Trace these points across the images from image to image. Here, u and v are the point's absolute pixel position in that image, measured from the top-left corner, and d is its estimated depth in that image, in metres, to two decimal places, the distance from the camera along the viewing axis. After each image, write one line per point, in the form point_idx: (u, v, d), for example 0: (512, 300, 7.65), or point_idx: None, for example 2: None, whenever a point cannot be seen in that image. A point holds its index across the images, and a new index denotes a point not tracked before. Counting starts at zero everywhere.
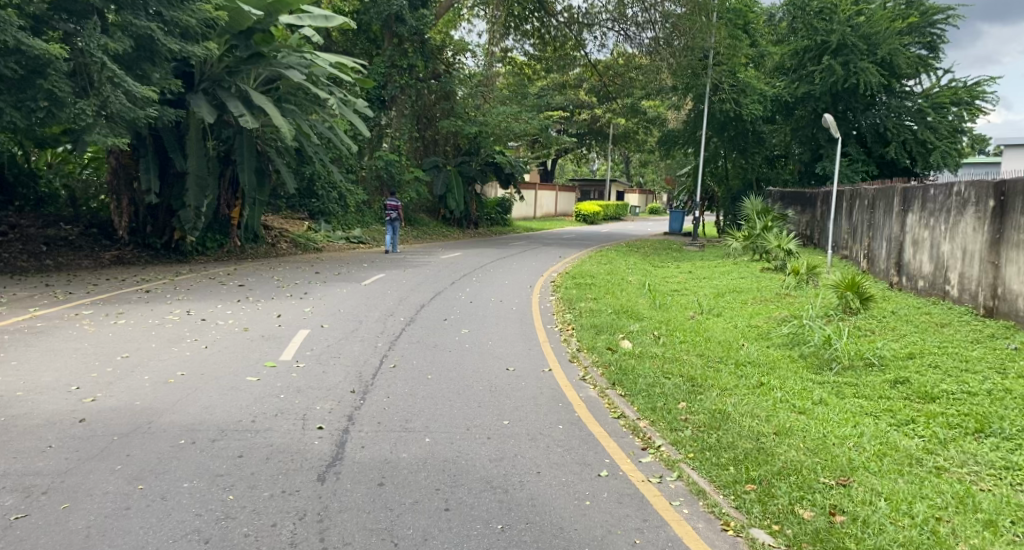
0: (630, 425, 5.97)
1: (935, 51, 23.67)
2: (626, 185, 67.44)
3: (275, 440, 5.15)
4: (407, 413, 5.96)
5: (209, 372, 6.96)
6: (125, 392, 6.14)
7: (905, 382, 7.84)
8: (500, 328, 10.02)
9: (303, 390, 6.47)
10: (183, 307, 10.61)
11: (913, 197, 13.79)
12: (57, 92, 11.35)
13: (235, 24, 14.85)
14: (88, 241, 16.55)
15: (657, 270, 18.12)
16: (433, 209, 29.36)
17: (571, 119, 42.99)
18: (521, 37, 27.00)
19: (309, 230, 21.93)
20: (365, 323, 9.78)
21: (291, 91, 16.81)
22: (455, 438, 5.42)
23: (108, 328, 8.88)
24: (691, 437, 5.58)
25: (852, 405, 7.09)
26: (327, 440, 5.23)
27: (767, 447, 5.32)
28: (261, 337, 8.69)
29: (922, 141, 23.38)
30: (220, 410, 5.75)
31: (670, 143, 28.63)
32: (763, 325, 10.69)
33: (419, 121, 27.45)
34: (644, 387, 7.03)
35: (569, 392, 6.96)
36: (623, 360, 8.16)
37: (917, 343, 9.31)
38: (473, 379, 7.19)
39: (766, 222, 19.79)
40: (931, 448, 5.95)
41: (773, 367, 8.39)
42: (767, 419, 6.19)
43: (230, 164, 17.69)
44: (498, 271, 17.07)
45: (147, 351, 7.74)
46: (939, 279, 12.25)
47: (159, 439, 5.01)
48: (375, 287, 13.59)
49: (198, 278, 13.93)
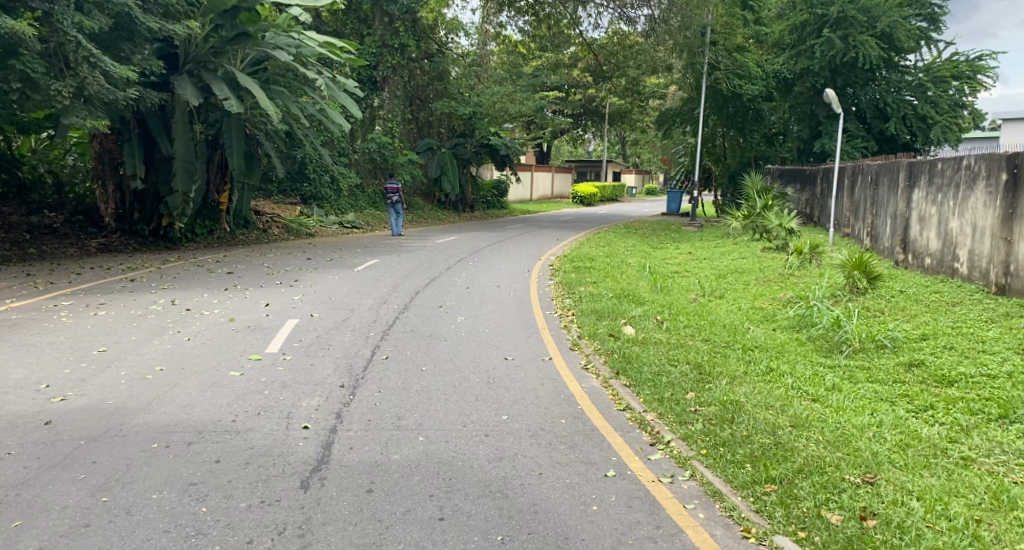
0: (637, 418, 5.60)
1: (935, 23, 23.15)
2: (621, 164, 66.88)
3: (256, 442, 4.78)
4: (400, 409, 5.61)
5: (189, 367, 6.58)
6: (98, 390, 5.75)
7: (920, 364, 7.51)
8: (497, 315, 9.66)
9: (288, 385, 6.09)
10: (168, 296, 10.18)
11: (919, 171, 13.39)
12: (30, 72, 10.89)
13: (219, 3, 14.02)
14: (73, 230, 16.11)
15: (657, 251, 17.73)
16: (427, 193, 28.78)
17: (565, 99, 42.38)
18: (514, 14, 26.11)
19: (301, 216, 21.49)
20: (356, 312, 9.40)
21: (279, 72, 16.40)
22: (450, 437, 5.06)
23: (87, 320, 8.48)
24: (703, 431, 5.22)
25: (866, 391, 6.76)
26: (312, 441, 4.86)
27: (784, 441, 4.98)
28: (247, 328, 8.30)
29: (922, 116, 22.96)
30: (199, 409, 5.37)
31: (669, 122, 28.10)
32: (767, 307, 10.36)
33: (411, 102, 27.23)
34: (650, 376, 6.67)
35: (571, 383, 6.61)
36: (626, 347, 7.79)
37: (929, 323, 8.96)
38: (469, 370, 6.84)
39: (766, 200, 19.40)
40: (954, 436, 5.61)
41: (781, 351, 8.05)
42: (780, 409, 5.85)
43: (218, 148, 17.24)
44: (494, 255, 16.67)
45: (126, 344, 7.34)
46: (947, 256, 11.90)
47: (130, 443, 4.62)
48: (368, 273, 13.20)
49: (185, 266, 13.50)
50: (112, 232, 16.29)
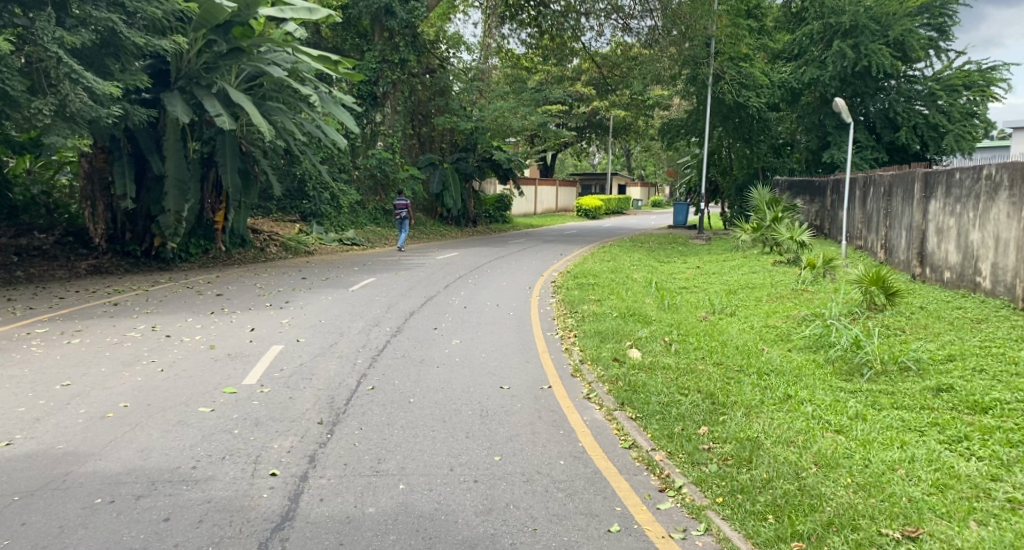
0: (644, 459, 5.04)
1: (944, 33, 22.56)
2: (627, 177, 66.57)
3: (214, 494, 4.30)
4: (380, 450, 5.08)
5: (157, 403, 6.06)
6: (51, 432, 5.29)
7: (949, 389, 6.92)
8: (496, 338, 9.14)
9: (262, 423, 5.57)
10: (149, 322, 9.69)
11: (936, 181, 12.82)
12: (9, 90, 10.53)
13: (210, 19, 13.60)
14: (63, 251, 15.66)
15: (663, 266, 17.20)
16: (430, 208, 28.30)
17: (570, 112, 41.98)
18: (517, 28, 26.57)
19: (300, 233, 21.00)
20: (347, 336, 8.87)
21: (275, 88, 16.00)
22: (435, 484, 4.54)
23: (58, 350, 8.01)
24: (718, 474, 4.66)
25: (892, 419, 6.19)
26: (277, 492, 4.35)
27: (810, 486, 4.42)
28: (227, 356, 7.79)
29: (933, 125, 22.40)
30: (158, 454, 4.88)
31: (672, 133, 27.45)
32: (781, 325, 9.81)
33: (413, 118, 26.71)
34: (658, 407, 6.12)
35: (571, 415, 6.08)
36: (632, 374, 7.24)
37: (955, 343, 8.38)
38: (461, 401, 6.31)
39: (776, 212, 18.83)
40: (997, 472, 5.01)
41: (799, 376, 7.47)
42: (801, 445, 5.27)
43: (212, 166, 16.82)
44: (495, 272, 16.14)
45: (93, 377, 6.85)
46: (968, 270, 11.33)
47: (70, 498, 4.18)
48: (363, 292, 12.70)
49: (175, 288, 13.05)
50: (103, 253, 15.81)
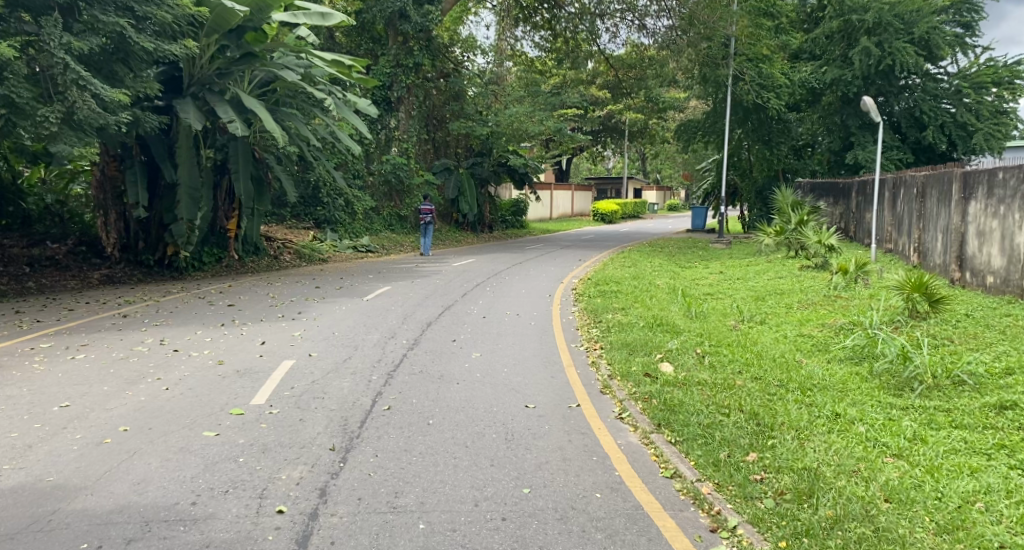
0: (691, 492, 4.54)
1: (971, 29, 21.88)
2: (642, 182, 65.81)
3: (214, 536, 3.86)
4: (398, 481, 4.61)
5: (159, 426, 5.63)
6: (42, 463, 4.87)
7: (1014, 406, 6.32)
8: (518, 351, 8.65)
9: (270, 450, 5.11)
10: (157, 335, 9.29)
11: (976, 182, 12.20)
12: (15, 97, 10.20)
13: (222, 23, 13.21)
14: (76, 261, 15.36)
15: (686, 271, 16.66)
16: (445, 214, 27.90)
17: (585, 116, 41.15)
18: (530, 29, 26.09)
19: (315, 240, 20.63)
20: (361, 350, 8.42)
21: (289, 94, 15.67)
22: (460, 522, 4.07)
23: (60, 366, 7.62)
24: (776, 512, 4.19)
25: (956, 441, 5.62)
26: (284, 534, 3.91)
27: (886, 530, 3.92)
28: (236, 372, 7.35)
29: (961, 124, 21.67)
30: (155, 487, 4.45)
31: (690, 135, 26.72)
32: (817, 335, 9.24)
33: (427, 122, 26.01)
34: (699, 430, 5.61)
35: (604, 439, 5.59)
36: (667, 391, 6.73)
37: (1011, 355, 7.76)
38: (485, 423, 5.84)
39: (801, 214, 18.22)
40: None
41: (845, 392, 6.91)
42: (865, 476, 4.74)
43: (225, 173, 16.48)
44: (513, 279, 15.69)
45: (94, 397, 6.44)
46: (1014, 274, 10.71)
47: (53, 544, 3.77)
48: (378, 302, 12.26)
49: (185, 299, 12.67)
50: (116, 262, 15.48)
